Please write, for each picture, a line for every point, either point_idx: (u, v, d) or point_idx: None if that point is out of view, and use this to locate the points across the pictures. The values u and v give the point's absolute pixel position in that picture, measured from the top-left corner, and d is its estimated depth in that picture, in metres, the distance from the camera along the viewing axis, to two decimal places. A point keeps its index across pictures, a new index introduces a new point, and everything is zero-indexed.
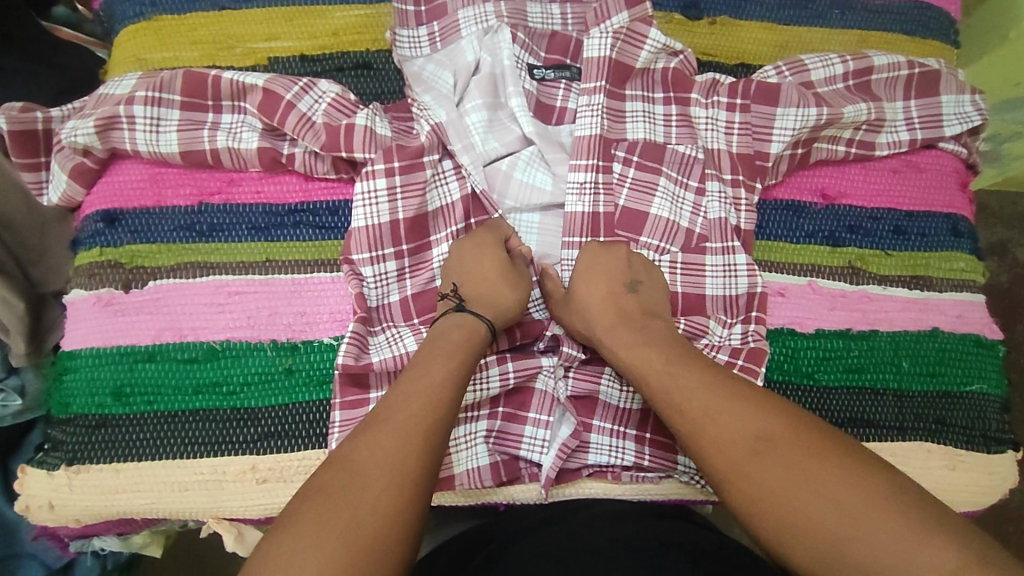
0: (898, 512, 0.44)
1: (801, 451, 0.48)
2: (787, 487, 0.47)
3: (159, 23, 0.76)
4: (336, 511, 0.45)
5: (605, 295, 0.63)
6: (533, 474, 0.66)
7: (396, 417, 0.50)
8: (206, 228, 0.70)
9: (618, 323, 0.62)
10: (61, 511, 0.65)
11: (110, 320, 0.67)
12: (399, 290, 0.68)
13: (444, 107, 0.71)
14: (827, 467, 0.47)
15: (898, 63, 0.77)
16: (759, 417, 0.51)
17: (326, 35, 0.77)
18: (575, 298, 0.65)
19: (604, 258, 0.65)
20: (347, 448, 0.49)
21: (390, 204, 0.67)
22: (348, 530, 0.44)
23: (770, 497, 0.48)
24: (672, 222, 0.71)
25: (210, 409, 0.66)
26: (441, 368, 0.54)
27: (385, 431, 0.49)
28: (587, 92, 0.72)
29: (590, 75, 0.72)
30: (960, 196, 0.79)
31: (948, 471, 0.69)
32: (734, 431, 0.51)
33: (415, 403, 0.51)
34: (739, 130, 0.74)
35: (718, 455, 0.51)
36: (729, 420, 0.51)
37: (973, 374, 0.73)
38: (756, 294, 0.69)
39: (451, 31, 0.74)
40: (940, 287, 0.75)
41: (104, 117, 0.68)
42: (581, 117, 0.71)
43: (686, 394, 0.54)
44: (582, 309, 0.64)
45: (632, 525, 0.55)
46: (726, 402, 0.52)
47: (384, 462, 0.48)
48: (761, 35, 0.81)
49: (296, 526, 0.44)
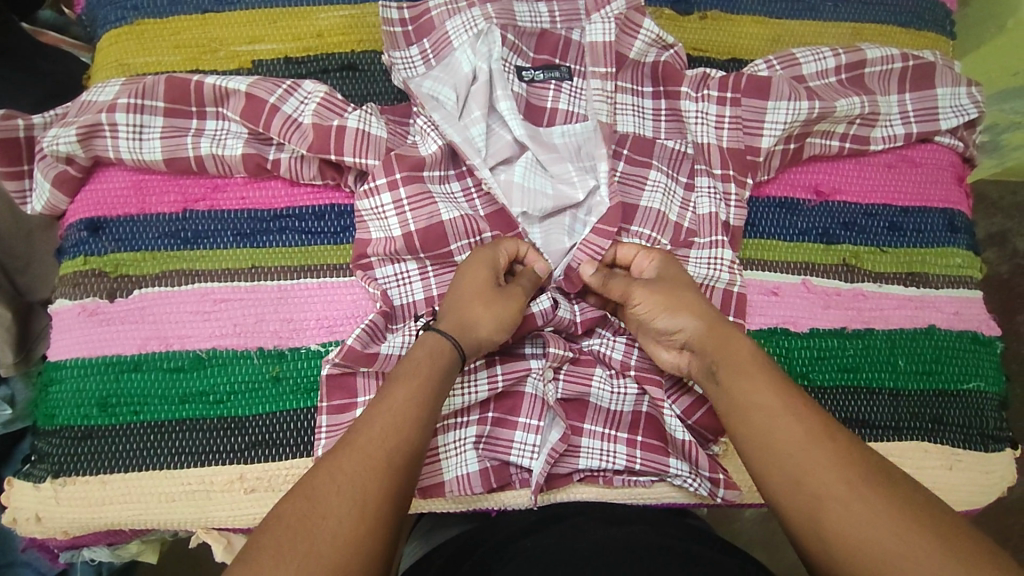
0: (949, 545, 0.44)
1: (863, 472, 0.48)
2: (843, 501, 0.47)
3: (141, 27, 0.75)
4: (300, 540, 0.44)
5: (697, 293, 0.61)
6: (524, 479, 0.65)
7: (360, 442, 0.50)
8: (191, 235, 0.69)
9: (720, 323, 0.59)
10: (48, 523, 0.64)
11: (95, 330, 0.67)
12: (423, 287, 0.67)
13: (455, 126, 0.69)
14: (884, 493, 0.47)
15: (891, 56, 0.76)
16: (824, 431, 0.51)
17: (310, 37, 0.76)
18: (673, 289, 0.61)
19: (672, 270, 0.63)
20: (310, 475, 0.48)
21: (398, 217, 0.67)
22: (310, 559, 0.44)
23: (822, 508, 0.48)
24: (663, 213, 0.70)
25: (196, 419, 0.65)
26: (407, 388, 0.53)
27: (348, 457, 0.49)
28: (599, 76, 0.71)
29: (599, 60, 0.71)
30: (956, 191, 0.77)
31: (945, 470, 0.68)
32: (800, 439, 0.51)
33: (376, 426, 0.51)
34: (730, 125, 0.72)
35: (786, 446, 0.51)
36: (796, 429, 0.51)
37: (970, 371, 0.72)
38: (733, 294, 0.68)
39: (442, 45, 0.72)
40: (936, 283, 0.74)
41: (85, 124, 0.67)
42: (597, 103, 0.70)
43: (756, 399, 0.54)
44: (684, 300, 0.60)
45: (623, 530, 0.54)
46: (794, 411, 0.52)
47: (347, 486, 0.47)
48: (753, 28, 0.80)
49: (259, 556, 0.44)
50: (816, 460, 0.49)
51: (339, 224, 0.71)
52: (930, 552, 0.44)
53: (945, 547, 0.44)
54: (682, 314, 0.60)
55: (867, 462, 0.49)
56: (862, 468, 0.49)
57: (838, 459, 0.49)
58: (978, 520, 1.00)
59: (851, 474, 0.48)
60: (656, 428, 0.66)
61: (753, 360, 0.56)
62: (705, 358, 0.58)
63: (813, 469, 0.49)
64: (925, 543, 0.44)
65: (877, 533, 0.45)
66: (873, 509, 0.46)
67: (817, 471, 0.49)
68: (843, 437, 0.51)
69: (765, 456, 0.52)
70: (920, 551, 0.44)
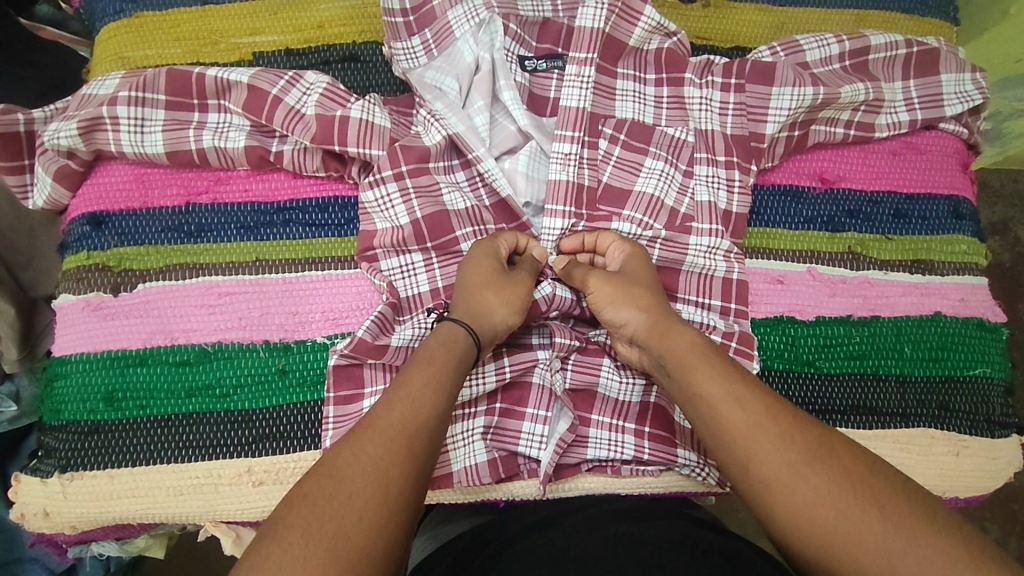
0: (924, 520, 0.44)
1: (804, 451, 0.49)
2: (788, 484, 0.48)
3: (141, 20, 0.74)
4: (326, 520, 0.44)
5: (650, 289, 0.61)
6: (532, 469, 0.65)
7: (380, 424, 0.50)
8: (195, 229, 0.69)
9: (664, 316, 0.59)
10: (56, 519, 0.64)
11: (100, 324, 0.67)
12: (427, 279, 0.67)
13: (458, 115, 0.69)
14: (825, 469, 0.48)
15: (895, 42, 0.75)
16: (766, 415, 0.51)
17: (311, 28, 0.75)
18: (628, 283, 0.61)
19: (638, 261, 0.64)
20: (331, 457, 0.48)
21: (405, 205, 0.67)
22: (336, 540, 0.43)
23: (772, 494, 0.48)
24: (656, 198, 0.69)
25: (203, 412, 0.65)
26: (423, 372, 0.54)
27: (370, 441, 0.49)
28: (578, 62, 0.69)
29: (581, 45, 0.70)
30: (960, 177, 0.77)
31: (952, 456, 0.68)
32: (744, 426, 0.51)
33: (396, 411, 0.51)
34: (733, 111, 0.72)
35: (756, 434, 0.50)
36: (741, 417, 0.52)
37: (976, 357, 0.72)
38: (733, 281, 0.68)
39: (444, 35, 0.71)
40: (942, 270, 0.74)
41: (87, 117, 0.66)
42: (568, 87, 0.69)
43: (701, 391, 0.54)
44: (632, 294, 0.60)
45: (635, 522, 0.54)
46: (739, 397, 0.52)
47: (369, 468, 0.47)
48: (756, 16, 0.80)
49: (285, 534, 0.43)
50: (761, 446, 0.50)
51: (343, 216, 0.70)
52: (871, 527, 0.44)
53: (904, 519, 0.44)
54: (625, 308, 0.60)
55: (808, 440, 0.50)
56: (815, 446, 0.49)
57: (779, 440, 0.50)
58: (983, 509, 1.00)
59: (792, 455, 0.49)
60: (664, 418, 0.66)
61: (698, 352, 0.56)
62: (651, 350, 0.58)
63: (759, 455, 0.50)
64: (866, 518, 0.45)
65: (822, 514, 0.46)
66: (817, 488, 0.47)
67: (785, 457, 0.49)
68: (787, 418, 0.51)
69: (718, 447, 0.52)
70: (861, 524, 0.45)
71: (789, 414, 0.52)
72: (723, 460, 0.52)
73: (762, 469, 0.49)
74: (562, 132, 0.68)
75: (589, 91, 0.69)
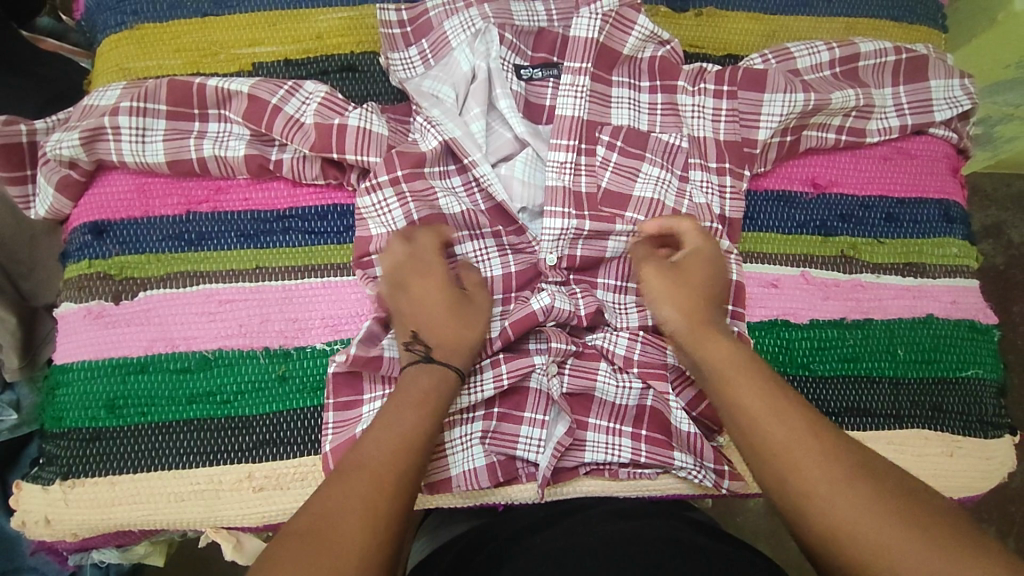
0: (963, 544, 0.45)
1: (846, 469, 0.49)
2: (828, 499, 0.48)
3: (142, 31, 0.75)
4: (326, 527, 0.47)
5: (694, 291, 0.62)
6: (530, 473, 0.66)
7: (375, 441, 0.53)
8: (195, 237, 0.70)
9: (704, 322, 0.60)
10: (57, 526, 0.64)
11: (101, 332, 0.67)
12: None
13: (455, 121, 0.70)
14: (866, 488, 0.48)
15: (884, 49, 0.77)
16: (809, 432, 0.52)
17: (310, 39, 0.76)
18: (676, 282, 0.62)
19: (698, 259, 0.63)
20: (326, 490, 0.49)
21: (401, 208, 0.67)
22: (338, 547, 0.46)
23: (808, 508, 0.49)
24: (657, 202, 0.70)
25: (204, 418, 0.66)
26: (421, 396, 0.56)
27: (366, 456, 0.52)
28: (572, 72, 0.71)
29: (575, 55, 0.71)
30: (951, 181, 0.78)
31: (946, 457, 0.69)
32: (787, 441, 0.51)
33: (393, 429, 0.54)
34: (726, 118, 0.73)
35: (796, 449, 0.51)
36: (782, 431, 0.52)
37: (968, 359, 0.73)
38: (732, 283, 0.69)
39: (441, 44, 0.72)
40: (933, 273, 0.75)
41: (89, 127, 0.67)
42: (563, 96, 0.70)
43: (744, 403, 0.54)
44: (676, 295, 0.62)
45: (633, 525, 0.54)
46: (782, 412, 0.53)
47: (368, 478, 0.50)
48: (748, 24, 0.81)
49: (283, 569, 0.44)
50: (802, 460, 0.50)
51: (341, 223, 0.71)
52: (912, 548, 0.45)
53: (944, 542, 0.45)
54: (665, 307, 0.62)
55: (849, 459, 0.50)
56: (855, 465, 0.50)
57: (821, 457, 0.50)
58: (980, 509, 1.01)
59: (835, 472, 0.49)
60: (660, 421, 0.66)
61: (738, 362, 0.57)
62: (687, 353, 0.60)
63: (801, 469, 0.50)
64: (908, 539, 0.45)
65: (855, 527, 0.47)
66: (856, 504, 0.47)
67: (825, 473, 0.49)
68: (829, 436, 0.52)
69: (757, 460, 0.52)
70: (902, 544, 0.45)
71: (827, 428, 0.52)
72: (760, 476, 0.52)
73: (802, 484, 0.49)
74: (558, 141, 0.69)
75: (583, 100, 0.70)
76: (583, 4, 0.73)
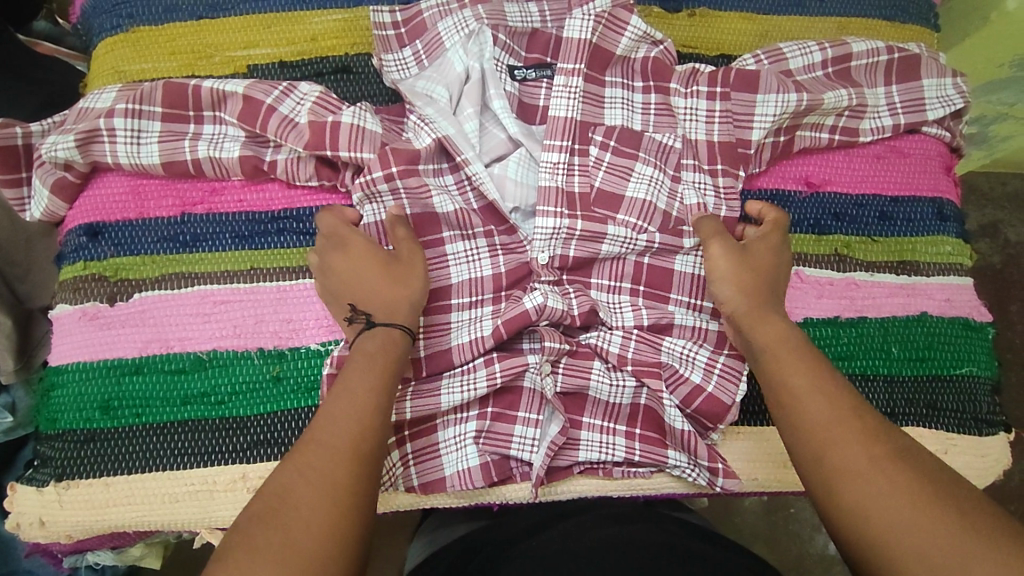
0: (1000, 531, 0.42)
1: (884, 451, 0.48)
2: (862, 475, 0.47)
3: (138, 34, 0.76)
4: (290, 506, 0.47)
5: (760, 275, 0.63)
6: (524, 472, 0.66)
7: (334, 411, 0.52)
8: (190, 239, 0.70)
9: (761, 304, 0.60)
10: (52, 528, 0.64)
11: (96, 334, 0.67)
12: None
13: (448, 120, 0.70)
14: (902, 471, 0.47)
15: (877, 49, 0.77)
16: (850, 414, 0.51)
17: (304, 41, 0.77)
18: (745, 263, 0.63)
19: (764, 249, 0.65)
20: (286, 467, 0.49)
21: (395, 201, 0.68)
22: (300, 526, 0.46)
23: (838, 484, 0.48)
24: (650, 203, 0.70)
25: (199, 419, 0.66)
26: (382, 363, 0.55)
27: (326, 428, 0.51)
28: (565, 73, 0.71)
29: (568, 57, 0.71)
30: (944, 179, 0.79)
31: (941, 455, 0.69)
32: (827, 420, 0.51)
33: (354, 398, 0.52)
34: (720, 119, 0.73)
35: (834, 428, 0.50)
36: (825, 410, 0.51)
37: (963, 356, 0.73)
38: None
39: (434, 45, 0.73)
40: (927, 271, 0.75)
41: (84, 130, 0.67)
42: (557, 98, 0.70)
43: (789, 382, 0.54)
44: (742, 276, 0.62)
45: (626, 526, 0.54)
46: (827, 393, 0.52)
47: (331, 454, 0.49)
48: (740, 25, 0.81)
49: (238, 565, 0.43)
50: (839, 438, 0.49)
51: None
52: (943, 530, 0.43)
53: (978, 528, 0.43)
54: (726, 287, 0.62)
55: (886, 443, 0.49)
56: (892, 450, 0.48)
57: (859, 437, 0.49)
58: None
59: (872, 451, 0.48)
60: (654, 420, 0.67)
61: (788, 344, 0.57)
62: (742, 333, 0.60)
63: (836, 447, 0.49)
64: (939, 521, 0.43)
65: (884, 506, 0.45)
66: (888, 484, 0.46)
67: (861, 453, 0.48)
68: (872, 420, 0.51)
69: (794, 439, 0.52)
70: (932, 525, 0.43)
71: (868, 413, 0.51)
72: (795, 455, 0.52)
73: (834, 463, 0.48)
74: (551, 142, 0.69)
75: (577, 101, 0.70)
76: (575, 5, 0.73)
